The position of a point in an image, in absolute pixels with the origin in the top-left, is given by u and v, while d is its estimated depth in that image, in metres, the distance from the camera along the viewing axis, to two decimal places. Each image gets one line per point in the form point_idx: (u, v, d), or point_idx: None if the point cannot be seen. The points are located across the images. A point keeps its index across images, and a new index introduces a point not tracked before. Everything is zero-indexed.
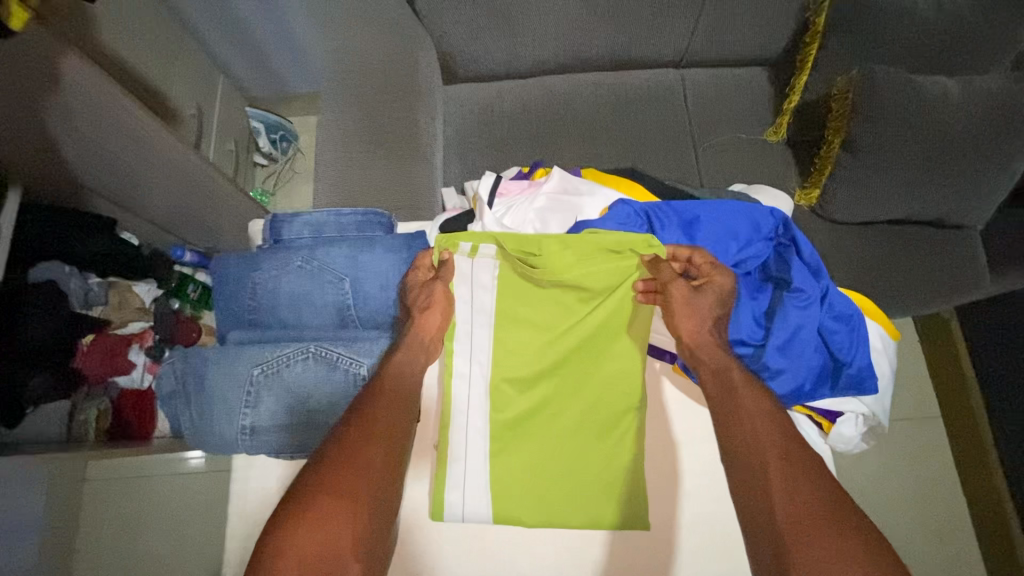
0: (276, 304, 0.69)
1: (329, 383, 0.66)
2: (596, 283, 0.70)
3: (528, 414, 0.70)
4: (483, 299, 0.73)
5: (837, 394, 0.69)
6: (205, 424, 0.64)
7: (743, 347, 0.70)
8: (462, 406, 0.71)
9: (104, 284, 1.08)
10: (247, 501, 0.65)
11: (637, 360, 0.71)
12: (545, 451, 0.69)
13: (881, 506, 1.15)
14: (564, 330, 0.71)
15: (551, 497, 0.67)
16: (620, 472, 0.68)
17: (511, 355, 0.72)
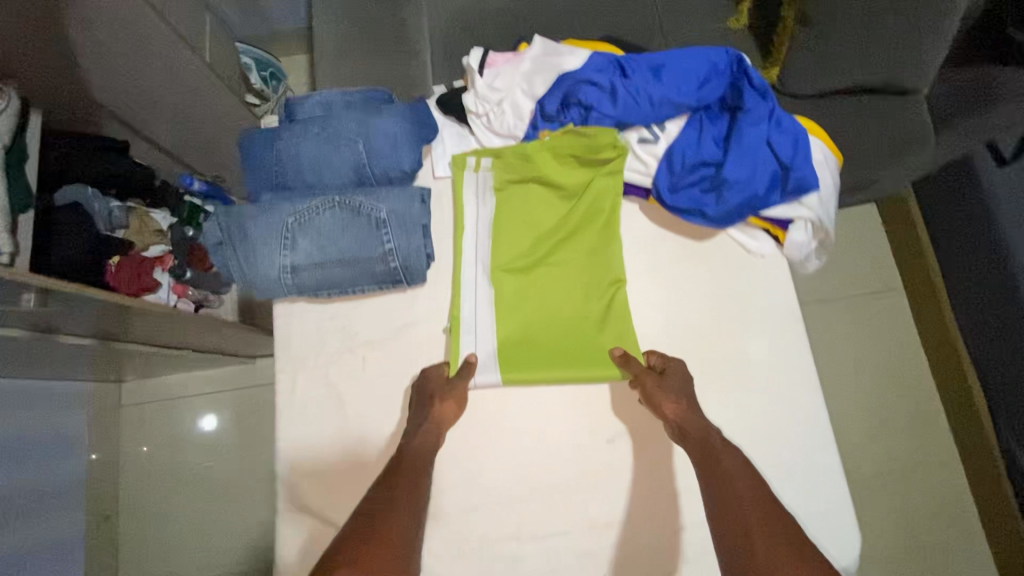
0: (301, 168, 0.82)
1: (353, 225, 0.78)
2: (573, 179, 0.84)
3: (525, 289, 0.83)
4: (480, 208, 0.86)
5: (788, 199, 0.77)
6: (252, 267, 0.78)
7: (703, 169, 0.79)
8: (469, 292, 0.83)
9: (125, 209, 1.26)
10: (294, 341, 0.85)
11: (615, 244, 0.83)
12: (539, 319, 0.82)
13: (854, 368, 1.43)
14: (550, 222, 0.85)
15: (549, 354, 0.81)
16: (610, 329, 0.81)
17: (507, 246, 0.84)
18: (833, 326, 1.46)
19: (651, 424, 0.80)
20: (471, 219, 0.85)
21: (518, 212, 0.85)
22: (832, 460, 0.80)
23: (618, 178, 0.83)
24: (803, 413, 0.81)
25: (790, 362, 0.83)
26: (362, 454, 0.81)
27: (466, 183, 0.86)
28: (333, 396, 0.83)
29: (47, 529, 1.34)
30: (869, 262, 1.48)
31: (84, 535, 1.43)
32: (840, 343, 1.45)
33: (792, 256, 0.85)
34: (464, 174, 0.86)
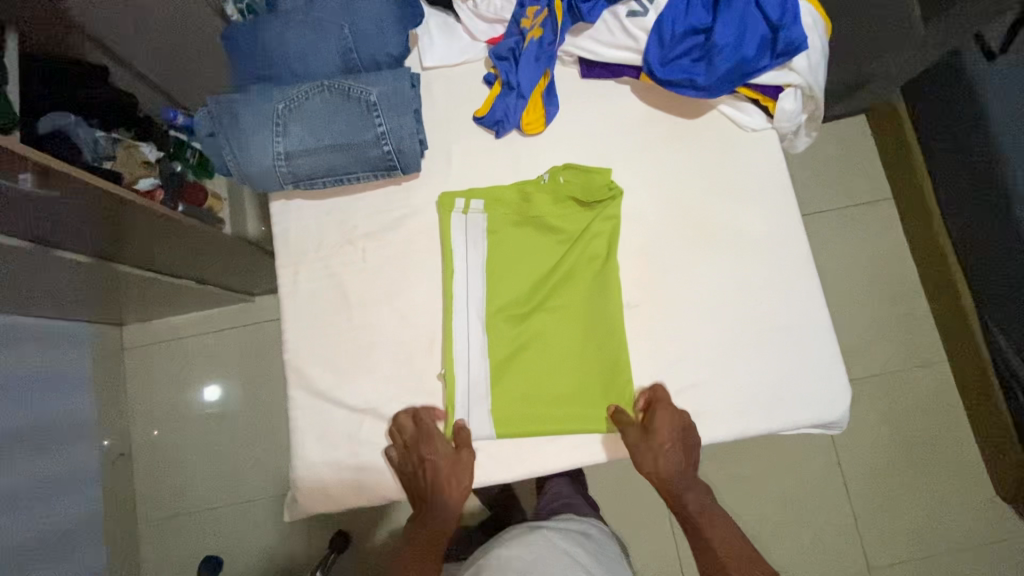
0: (286, 56, 0.81)
1: (344, 110, 0.78)
2: (571, 223, 0.85)
3: (518, 337, 0.83)
4: (467, 248, 0.84)
5: (777, 62, 0.77)
6: (245, 155, 0.77)
7: (694, 37, 0.79)
8: (461, 341, 0.81)
9: (111, 139, 1.10)
10: (290, 237, 0.85)
11: (615, 286, 0.82)
12: (535, 367, 0.82)
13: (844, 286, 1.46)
14: (543, 260, 0.85)
15: (543, 396, 0.80)
16: (609, 378, 0.81)
17: (503, 290, 0.84)
18: (826, 242, 1.48)
19: (649, 329, 0.82)
20: (462, 270, 0.83)
21: (510, 252, 0.85)
22: (823, 322, 0.82)
23: (614, 222, 0.84)
24: (792, 279, 0.83)
25: (779, 231, 0.85)
26: (366, 338, 0.83)
27: (454, 225, 0.84)
28: (334, 286, 0.84)
29: (58, 465, 1.35)
30: (858, 173, 1.49)
31: (96, 471, 1.46)
32: (830, 255, 1.48)
33: (783, 128, 0.85)
34: (450, 215, 0.84)
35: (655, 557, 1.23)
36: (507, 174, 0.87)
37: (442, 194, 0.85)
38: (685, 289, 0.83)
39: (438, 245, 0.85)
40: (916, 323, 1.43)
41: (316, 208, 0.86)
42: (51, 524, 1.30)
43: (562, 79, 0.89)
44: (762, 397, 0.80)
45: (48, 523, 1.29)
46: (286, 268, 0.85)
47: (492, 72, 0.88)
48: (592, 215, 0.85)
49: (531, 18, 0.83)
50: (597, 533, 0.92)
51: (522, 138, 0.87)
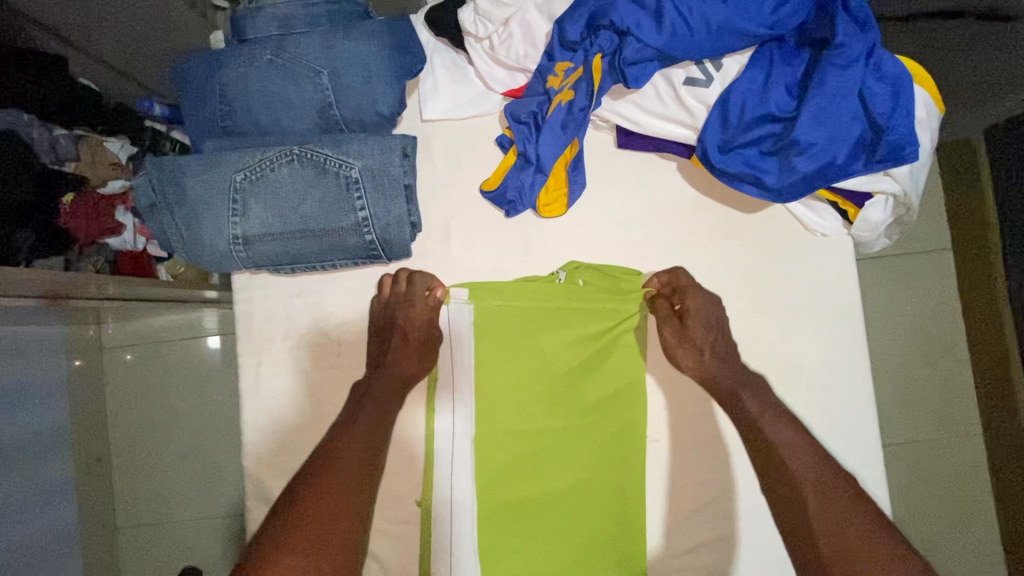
0: (249, 107, 0.65)
1: (318, 187, 0.62)
2: (586, 332, 0.71)
3: (508, 474, 0.69)
4: (455, 354, 0.70)
5: (871, 170, 0.60)
6: (194, 235, 0.63)
7: (768, 125, 0.61)
8: (444, 467, 0.69)
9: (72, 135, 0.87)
10: (252, 320, 0.72)
11: (639, 413, 0.70)
12: (530, 502, 0.69)
13: None
14: (546, 382, 0.70)
15: (530, 551, 0.68)
16: (615, 528, 0.68)
17: (496, 407, 0.70)
18: None
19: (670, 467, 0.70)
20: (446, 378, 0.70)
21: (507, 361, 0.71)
22: (877, 475, 0.69)
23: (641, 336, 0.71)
24: (845, 422, 0.69)
25: (837, 361, 0.70)
26: None
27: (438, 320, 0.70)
28: (306, 385, 0.72)
29: (47, 476, 1.28)
30: None
31: (76, 482, 1.38)
32: None
33: (860, 236, 0.68)
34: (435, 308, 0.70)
35: None
36: (516, 264, 0.72)
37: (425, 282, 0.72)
38: (718, 424, 0.70)
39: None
40: None
41: (286, 287, 0.72)
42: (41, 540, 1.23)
43: (594, 147, 0.72)
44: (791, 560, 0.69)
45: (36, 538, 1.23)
46: (248, 356, 0.72)
47: (508, 133, 0.71)
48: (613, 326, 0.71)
49: (561, 75, 0.66)
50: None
51: (537, 220, 0.72)
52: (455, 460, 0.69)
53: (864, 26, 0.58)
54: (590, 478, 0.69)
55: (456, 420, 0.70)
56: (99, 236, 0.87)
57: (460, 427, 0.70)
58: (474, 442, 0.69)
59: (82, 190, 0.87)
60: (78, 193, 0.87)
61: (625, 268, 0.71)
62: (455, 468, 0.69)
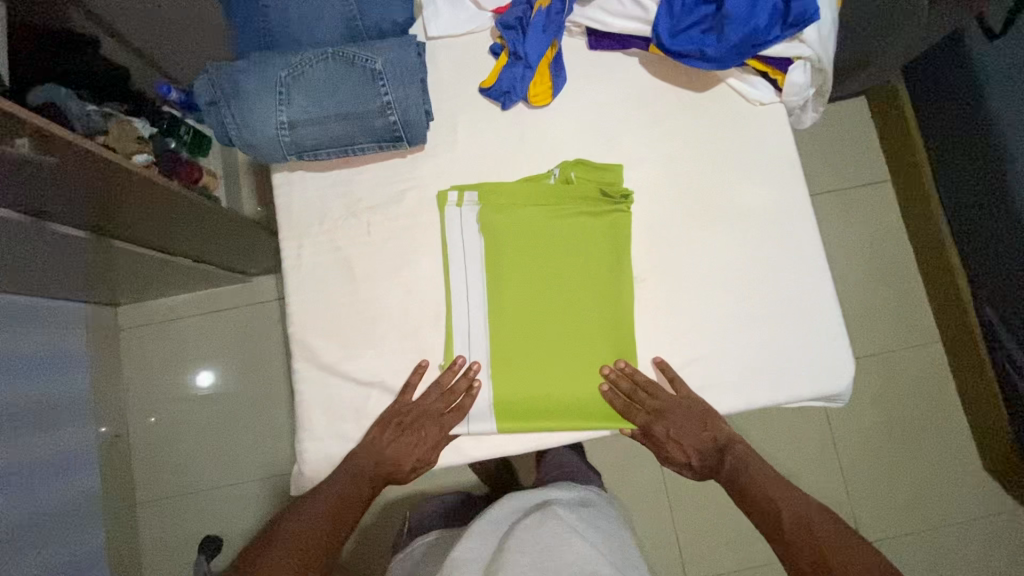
0: (289, 23, 0.79)
1: (350, 78, 0.76)
2: (575, 202, 0.84)
3: (523, 320, 0.82)
4: (464, 229, 0.83)
5: (787, 34, 0.76)
6: (248, 124, 0.76)
7: (706, 7, 0.78)
8: (465, 314, 0.82)
9: (102, 113, 1.06)
10: (293, 210, 0.84)
11: (628, 262, 0.83)
12: (540, 340, 0.82)
13: (838, 270, 1.46)
14: (545, 244, 0.84)
15: (543, 378, 0.81)
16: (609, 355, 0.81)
17: (505, 267, 0.83)
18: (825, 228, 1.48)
19: (657, 304, 0.83)
20: (458, 244, 0.83)
21: (513, 229, 0.84)
22: (828, 297, 0.83)
23: (623, 224, 0.84)
24: (798, 256, 0.83)
25: (786, 205, 0.85)
26: (373, 316, 0.82)
27: (449, 219, 0.83)
28: (341, 261, 0.83)
29: (64, 446, 1.34)
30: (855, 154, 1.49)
31: (95, 453, 1.43)
32: (835, 236, 1.48)
33: (792, 101, 0.84)
34: (444, 209, 0.84)
35: (657, 521, 1.29)
36: (514, 149, 0.86)
37: (438, 189, 0.85)
38: (693, 266, 0.84)
39: (438, 223, 0.84)
40: (915, 302, 1.44)
41: (320, 181, 0.85)
42: (53, 506, 1.28)
43: (571, 51, 0.88)
44: (769, 369, 0.81)
45: (50, 504, 1.27)
46: (290, 241, 0.84)
47: (499, 42, 0.86)
48: (604, 225, 0.84)
49: None
50: (597, 501, 0.95)
51: (528, 111, 0.86)
52: (475, 310, 0.82)
53: None
54: (589, 320, 0.82)
55: (471, 279, 0.83)
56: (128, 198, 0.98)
57: (475, 284, 0.82)
58: (489, 293, 0.82)
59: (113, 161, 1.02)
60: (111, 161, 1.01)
61: (609, 163, 0.85)
62: (474, 316, 0.82)
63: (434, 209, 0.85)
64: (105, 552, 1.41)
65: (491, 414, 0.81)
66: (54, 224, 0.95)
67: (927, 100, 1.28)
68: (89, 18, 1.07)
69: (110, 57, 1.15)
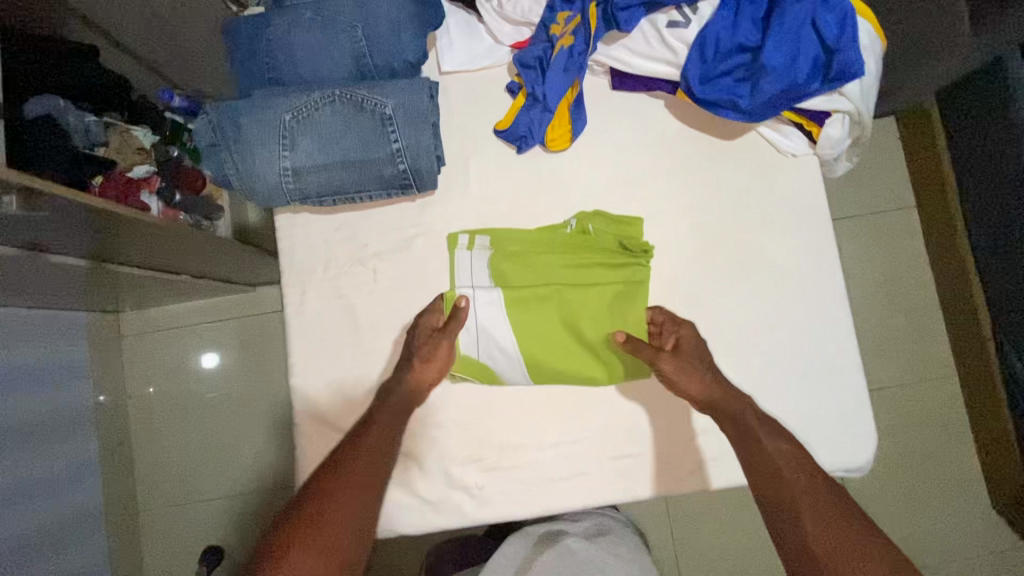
0: (294, 58, 0.74)
1: (357, 123, 0.72)
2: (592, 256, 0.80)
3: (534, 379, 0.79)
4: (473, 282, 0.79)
5: (827, 87, 0.71)
6: (248, 170, 0.72)
7: (740, 55, 0.72)
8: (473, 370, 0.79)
9: (100, 122, 0.99)
10: (296, 253, 0.81)
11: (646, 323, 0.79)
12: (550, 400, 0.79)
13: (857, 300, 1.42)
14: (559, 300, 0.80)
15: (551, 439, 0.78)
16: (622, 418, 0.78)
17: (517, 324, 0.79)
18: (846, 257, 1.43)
19: None
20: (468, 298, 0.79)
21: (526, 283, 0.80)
22: (854, 364, 0.79)
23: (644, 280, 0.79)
24: (824, 318, 0.79)
25: (814, 264, 0.80)
26: (377, 368, 0.79)
27: (459, 267, 0.79)
28: (345, 308, 0.80)
29: (64, 458, 1.33)
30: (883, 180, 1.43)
31: (97, 464, 1.42)
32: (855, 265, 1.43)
33: (826, 154, 0.79)
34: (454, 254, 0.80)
35: None
36: (528, 195, 0.82)
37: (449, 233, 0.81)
38: (712, 326, 0.80)
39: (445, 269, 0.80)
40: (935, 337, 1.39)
41: (324, 224, 0.81)
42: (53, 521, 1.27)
43: (592, 90, 0.82)
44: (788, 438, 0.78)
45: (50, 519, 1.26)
46: (292, 285, 0.81)
47: (517, 80, 0.81)
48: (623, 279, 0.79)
49: (562, 24, 0.77)
50: (615, 526, 0.93)
51: (545, 154, 0.82)
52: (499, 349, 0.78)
53: None
54: (613, 365, 0.78)
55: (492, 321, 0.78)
56: None
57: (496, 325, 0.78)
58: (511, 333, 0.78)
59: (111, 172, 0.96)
60: (107, 174, 0.95)
61: (628, 215, 0.81)
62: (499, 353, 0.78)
63: (443, 257, 0.81)
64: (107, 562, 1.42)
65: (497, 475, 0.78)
66: (47, 256, 0.91)
67: (963, 133, 1.21)
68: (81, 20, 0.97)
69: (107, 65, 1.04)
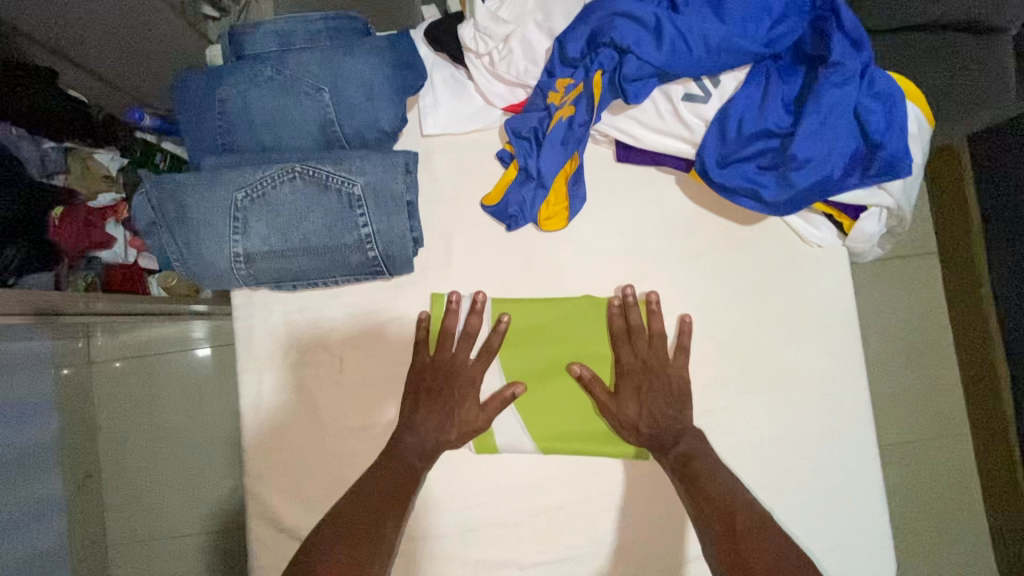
0: (251, 124, 0.64)
1: (321, 203, 0.62)
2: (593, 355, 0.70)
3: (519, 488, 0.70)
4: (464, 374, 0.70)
5: (866, 183, 0.61)
6: (194, 253, 0.62)
7: (767, 141, 0.62)
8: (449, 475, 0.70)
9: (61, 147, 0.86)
10: (253, 332, 0.72)
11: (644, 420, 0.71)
12: (534, 514, 0.70)
13: None
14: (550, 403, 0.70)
15: (532, 560, 0.69)
16: (612, 537, 0.69)
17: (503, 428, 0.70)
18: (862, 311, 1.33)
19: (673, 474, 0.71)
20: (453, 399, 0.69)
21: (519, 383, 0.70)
22: (874, 485, 0.70)
23: None
24: (843, 431, 0.71)
25: (833, 366, 0.71)
26: (340, 467, 0.70)
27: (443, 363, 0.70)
28: (307, 399, 0.71)
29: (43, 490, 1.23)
30: None
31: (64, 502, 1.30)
32: None
33: (856, 247, 0.70)
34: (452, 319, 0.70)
35: None
36: (517, 277, 0.72)
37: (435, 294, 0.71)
38: (718, 434, 0.71)
39: (424, 327, 0.71)
40: None
41: (284, 302, 0.72)
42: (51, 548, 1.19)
43: (594, 160, 0.73)
44: None
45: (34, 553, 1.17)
46: (249, 368, 0.72)
47: (508, 148, 0.71)
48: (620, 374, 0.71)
49: (562, 91, 0.67)
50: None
51: (538, 232, 0.72)
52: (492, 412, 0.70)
53: (857, 46, 0.59)
54: (603, 478, 0.70)
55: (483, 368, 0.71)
56: (90, 249, 0.87)
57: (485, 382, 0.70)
58: (506, 376, 0.71)
59: (72, 204, 0.86)
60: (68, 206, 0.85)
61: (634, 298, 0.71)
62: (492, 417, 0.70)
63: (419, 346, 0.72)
64: None
65: None
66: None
67: None
68: (51, 52, 0.81)
69: (72, 90, 0.86)
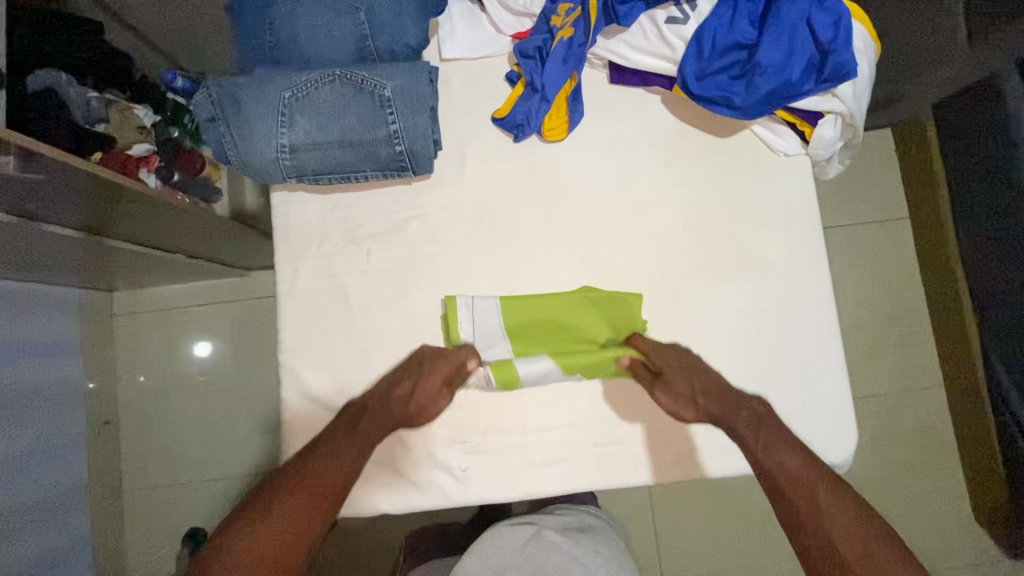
0: (296, 37, 0.75)
1: (357, 101, 0.73)
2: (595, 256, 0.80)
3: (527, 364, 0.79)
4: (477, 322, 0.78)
5: (820, 88, 0.72)
6: (246, 145, 0.73)
7: (737, 53, 0.74)
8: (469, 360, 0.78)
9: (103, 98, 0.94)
10: (290, 229, 0.81)
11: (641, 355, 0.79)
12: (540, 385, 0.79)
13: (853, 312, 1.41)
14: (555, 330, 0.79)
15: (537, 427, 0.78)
16: (604, 405, 0.79)
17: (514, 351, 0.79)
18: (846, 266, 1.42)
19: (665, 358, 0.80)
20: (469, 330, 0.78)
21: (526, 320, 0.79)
22: (837, 363, 0.80)
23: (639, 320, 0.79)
24: (809, 316, 0.81)
25: (799, 260, 0.81)
26: (367, 349, 0.80)
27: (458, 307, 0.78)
28: (337, 288, 0.81)
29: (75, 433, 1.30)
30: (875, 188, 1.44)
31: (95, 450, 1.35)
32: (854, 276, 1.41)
33: (817, 155, 0.80)
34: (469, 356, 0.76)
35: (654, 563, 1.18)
36: (523, 183, 0.82)
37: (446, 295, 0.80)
38: (700, 319, 0.81)
39: (441, 323, 0.80)
40: None
41: (319, 203, 0.82)
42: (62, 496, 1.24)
43: (591, 83, 0.84)
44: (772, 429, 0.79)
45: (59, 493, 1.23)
46: (286, 261, 0.81)
47: (516, 69, 0.82)
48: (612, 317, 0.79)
49: (562, 15, 0.78)
50: (598, 524, 0.90)
51: (541, 144, 0.83)
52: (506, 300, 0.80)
53: None
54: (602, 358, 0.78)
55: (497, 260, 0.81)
56: None
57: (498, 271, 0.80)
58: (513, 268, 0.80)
59: (109, 150, 0.90)
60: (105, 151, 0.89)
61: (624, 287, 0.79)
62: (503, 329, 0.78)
63: (437, 241, 0.81)
64: (88, 541, 1.29)
65: (479, 456, 0.77)
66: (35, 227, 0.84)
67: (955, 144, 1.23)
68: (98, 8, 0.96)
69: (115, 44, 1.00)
